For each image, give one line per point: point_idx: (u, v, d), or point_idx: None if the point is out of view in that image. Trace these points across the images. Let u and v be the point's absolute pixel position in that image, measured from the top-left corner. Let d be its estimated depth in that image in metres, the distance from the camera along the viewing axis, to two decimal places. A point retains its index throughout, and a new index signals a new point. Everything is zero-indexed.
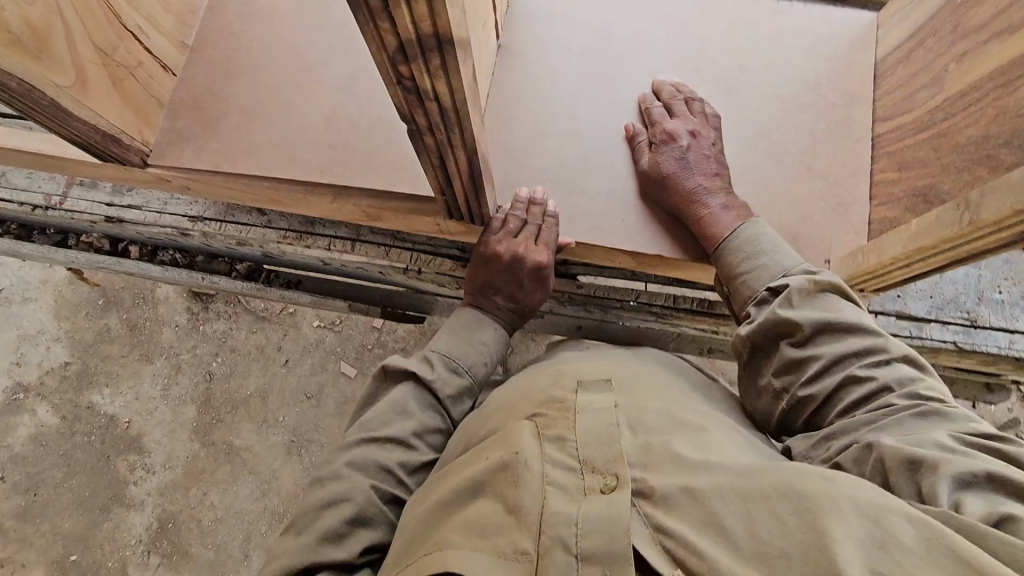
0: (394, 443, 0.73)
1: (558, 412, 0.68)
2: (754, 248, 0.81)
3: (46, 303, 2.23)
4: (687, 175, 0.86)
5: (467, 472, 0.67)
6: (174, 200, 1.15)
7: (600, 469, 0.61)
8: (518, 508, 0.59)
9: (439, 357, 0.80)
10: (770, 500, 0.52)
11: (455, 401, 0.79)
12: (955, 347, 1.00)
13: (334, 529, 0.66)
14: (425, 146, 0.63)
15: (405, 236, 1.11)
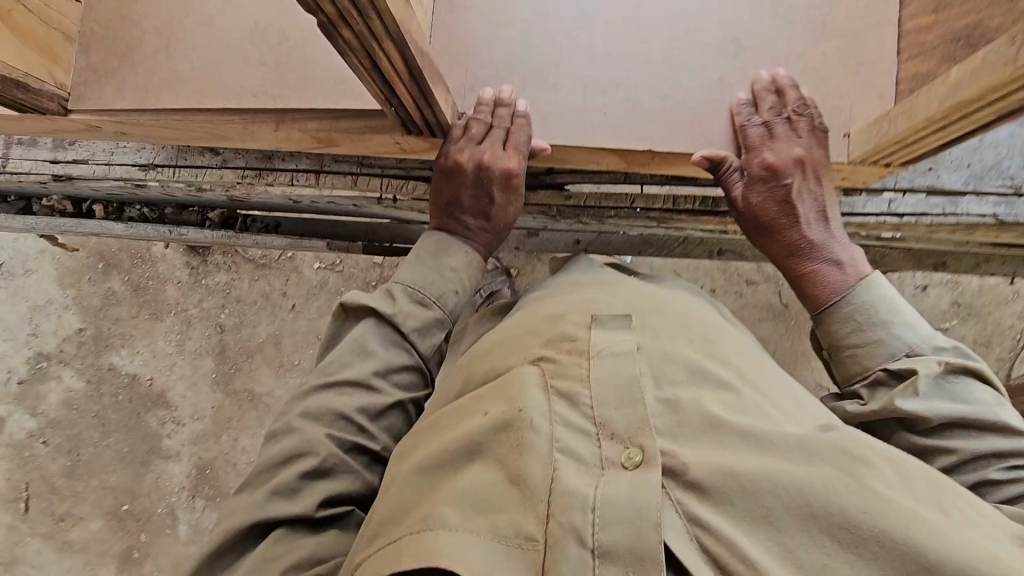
0: (353, 386, 0.66)
1: (565, 357, 0.58)
2: (873, 318, 0.72)
3: (49, 272, 2.24)
4: (790, 224, 0.78)
5: (457, 432, 0.56)
6: (121, 149, 1.05)
7: (621, 437, 0.51)
8: (521, 477, 0.50)
9: (400, 287, 0.72)
10: (811, 465, 0.50)
11: (421, 335, 0.71)
12: (995, 221, 0.89)
13: (284, 483, 0.60)
14: (346, 43, 0.52)
15: (373, 162, 1.01)
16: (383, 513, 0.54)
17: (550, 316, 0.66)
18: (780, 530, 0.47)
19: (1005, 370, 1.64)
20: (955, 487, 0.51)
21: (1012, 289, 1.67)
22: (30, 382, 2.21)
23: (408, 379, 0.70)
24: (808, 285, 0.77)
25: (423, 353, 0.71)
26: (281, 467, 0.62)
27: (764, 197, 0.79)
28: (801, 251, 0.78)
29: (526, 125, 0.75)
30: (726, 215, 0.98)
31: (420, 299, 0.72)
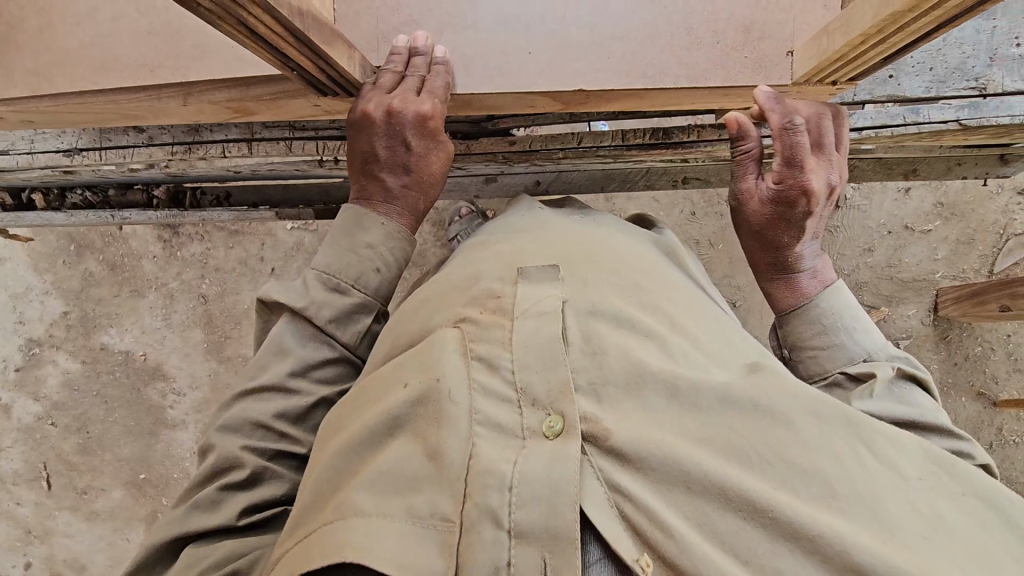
0: (272, 391, 0.63)
1: (488, 320, 0.55)
2: (831, 324, 0.74)
3: (22, 259, 2.22)
4: (794, 239, 0.74)
5: (377, 407, 0.54)
6: (39, 135, 0.99)
7: (543, 403, 0.50)
8: (437, 454, 0.48)
9: (313, 275, 0.66)
10: (733, 431, 0.49)
11: (341, 325, 0.65)
12: (958, 127, 0.85)
13: (205, 497, 0.59)
14: (209, 11, 0.47)
15: (305, 124, 0.95)
16: (304, 501, 0.53)
17: (476, 270, 0.63)
18: (699, 499, 0.46)
19: (986, 266, 1.63)
20: (880, 446, 0.50)
21: (997, 184, 1.63)
22: (26, 369, 2.24)
23: (333, 374, 0.66)
24: (787, 295, 0.77)
25: (348, 343, 0.66)
26: (203, 485, 0.60)
27: (772, 221, 0.73)
28: (786, 264, 0.77)
29: (443, 73, 0.67)
30: (679, 145, 0.92)
31: (335, 286, 0.66)
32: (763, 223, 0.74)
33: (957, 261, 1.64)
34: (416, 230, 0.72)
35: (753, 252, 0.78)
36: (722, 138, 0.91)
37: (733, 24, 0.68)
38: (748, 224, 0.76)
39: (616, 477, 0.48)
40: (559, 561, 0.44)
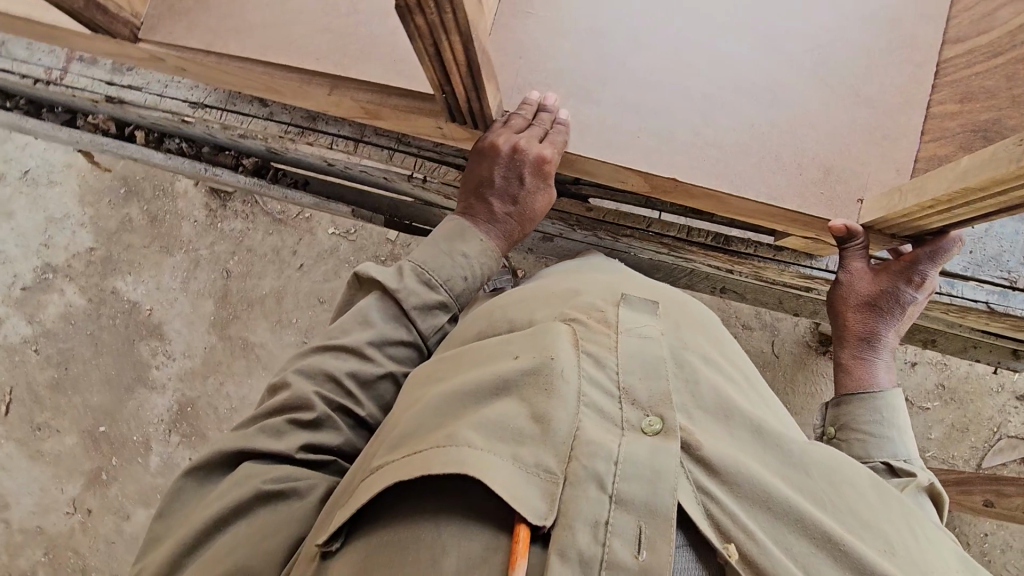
0: (349, 352, 0.67)
1: (598, 325, 0.57)
2: (885, 419, 0.78)
3: (71, 187, 2.35)
4: (891, 320, 0.81)
5: (485, 368, 0.55)
6: (174, 83, 1.09)
7: (642, 404, 0.51)
8: (543, 418, 0.49)
9: (410, 266, 0.72)
10: (806, 474, 0.52)
11: (423, 314, 0.71)
12: (987, 308, 0.93)
13: (274, 425, 0.62)
14: (418, 28, 0.57)
15: (411, 140, 1.04)
16: (401, 431, 0.52)
17: (575, 286, 0.66)
18: (779, 516, 0.48)
19: (975, 459, 1.67)
20: (928, 526, 0.54)
21: (997, 382, 1.70)
22: (32, 290, 2.32)
23: (404, 354, 0.70)
24: (859, 372, 0.82)
25: (423, 332, 0.71)
26: (269, 416, 0.64)
27: (894, 294, 0.79)
28: (871, 342, 0.82)
29: (563, 133, 0.76)
30: (736, 254, 1.00)
31: (427, 280, 0.72)
32: (877, 294, 0.79)
33: (949, 446, 1.68)
34: (507, 253, 0.80)
35: (850, 317, 0.82)
36: (775, 258, 0.99)
37: (816, 163, 0.78)
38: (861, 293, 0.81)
39: (704, 481, 0.49)
40: (653, 537, 0.44)
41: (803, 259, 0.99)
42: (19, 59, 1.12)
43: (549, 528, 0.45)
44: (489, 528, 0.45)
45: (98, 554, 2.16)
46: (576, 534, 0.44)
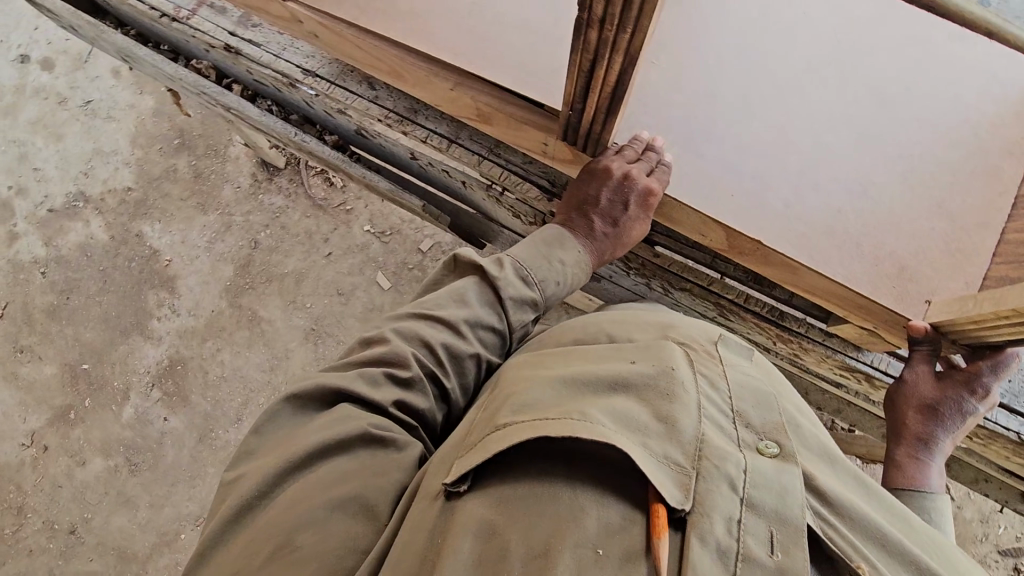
0: (445, 324, 0.76)
1: (705, 354, 0.66)
2: (933, 519, 0.80)
3: (127, 127, 2.39)
4: (949, 425, 0.82)
5: (608, 365, 0.63)
6: (293, 49, 1.14)
7: (757, 428, 0.59)
8: (670, 420, 0.57)
9: (510, 261, 0.82)
10: (902, 522, 0.59)
11: (515, 306, 0.80)
12: (1016, 438, 0.97)
13: (373, 374, 0.73)
14: (586, 42, 0.62)
15: (502, 153, 1.08)
16: (530, 400, 0.59)
17: (671, 320, 0.72)
18: (897, 556, 0.54)
19: None
20: None
21: None
22: (57, 214, 2.31)
23: (490, 340, 0.79)
24: (911, 470, 0.83)
25: (511, 323, 0.80)
26: (366, 364, 0.74)
27: (954, 400, 0.81)
28: (926, 443, 0.83)
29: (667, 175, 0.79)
30: (788, 333, 1.03)
31: (525, 276, 0.81)
32: (937, 396, 0.81)
33: None
34: (594, 269, 0.87)
35: (909, 418, 0.83)
36: (824, 343, 1.01)
37: (891, 259, 0.83)
38: (921, 393, 0.83)
39: (821, 509, 0.56)
40: (787, 543, 0.51)
41: (849, 349, 1.01)
42: None
43: (684, 513, 0.52)
44: (625, 502, 0.53)
45: (41, 494, 2.06)
46: (713, 523, 0.51)
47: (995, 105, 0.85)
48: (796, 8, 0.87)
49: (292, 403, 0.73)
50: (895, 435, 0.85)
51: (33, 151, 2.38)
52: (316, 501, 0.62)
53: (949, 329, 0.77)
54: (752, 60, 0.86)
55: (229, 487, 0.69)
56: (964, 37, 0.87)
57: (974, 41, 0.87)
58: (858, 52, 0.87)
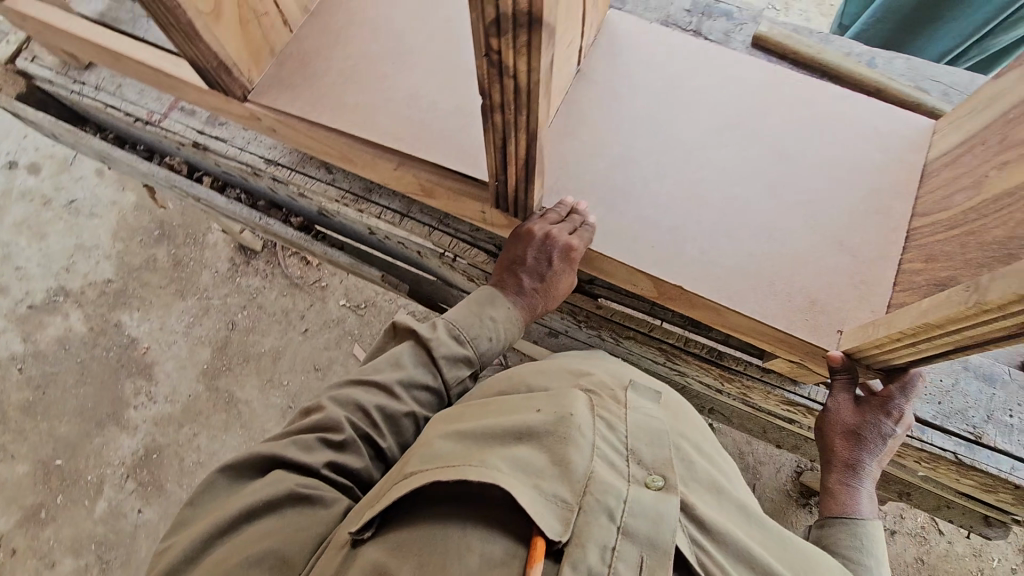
0: (379, 388, 0.82)
1: (609, 399, 0.69)
2: (865, 546, 0.85)
3: (109, 222, 2.48)
4: (873, 451, 0.87)
5: (515, 415, 0.67)
6: (255, 142, 1.24)
7: (647, 464, 0.62)
8: (564, 462, 0.61)
9: (443, 323, 0.88)
10: (787, 551, 0.62)
11: (448, 365, 0.86)
12: (954, 458, 1.00)
13: (306, 440, 0.76)
14: (493, 123, 0.71)
15: (451, 222, 1.17)
16: (440, 451, 0.63)
17: (584, 367, 0.77)
18: None
19: None
20: None
21: None
22: (37, 309, 2.36)
23: (426, 398, 0.85)
24: (843, 498, 0.88)
25: (447, 380, 0.86)
26: (304, 432, 0.78)
27: (873, 426, 0.86)
28: (854, 470, 0.88)
29: (591, 233, 0.87)
30: (729, 371, 1.08)
31: (457, 335, 0.88)
32: (857, 424, 0.86)
33: None
34: (527, 324, 0.94)
35: (836, 444, 0.88)
36: (763, 378, 1.07)
37: (804, 294, 0.89)
38: (844, 422, 0.88)
39: (699, 536, 0.59)
40: (655, 568, 0.55)
41: (787, 384, 1.06)
42: (128, 100, 1.29)
43: (562, 545, 0.55)
44: (511, 538, 0.57)
45: None
46: (587, 553, 0.55)
47: (882, 151, 0.98)
48: (702, 86, 1.03)
49: (228, 474, 0.76)
50: (827, 464, 0.90)
51: (15, 251, 2.44)
52: (231, 559, 0.66)
53: (856, 354, 0.82)
54: (667, 128, 1.00)
55: (161, 556, 0.71)
56: (841, 99, 1.02)
57: (856, 102, 1.02)
58: (753, 119, 1.01)
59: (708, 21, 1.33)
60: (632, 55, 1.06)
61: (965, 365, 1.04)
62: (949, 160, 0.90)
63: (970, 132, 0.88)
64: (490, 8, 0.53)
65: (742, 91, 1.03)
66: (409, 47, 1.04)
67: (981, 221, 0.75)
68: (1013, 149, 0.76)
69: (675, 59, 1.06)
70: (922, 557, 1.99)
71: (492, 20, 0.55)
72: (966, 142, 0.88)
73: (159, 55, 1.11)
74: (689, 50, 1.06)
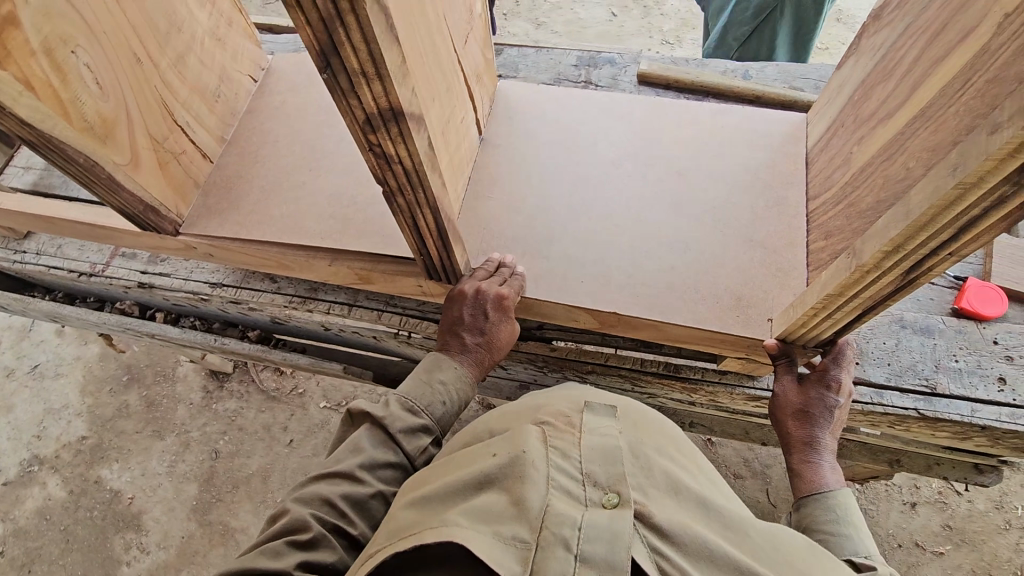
0: (343, 477, 0.85)
1: (564, 427, 0.72)
2: (839, 516, 0.88)
3: (75, 378, 2.46)
4: (825, 424, 0.91)
5: (474, 466, 0.70)
6: (198, 269, 1.29)
7: (602, 484, 0.65)
8: (520, 502, 0.63)
9: (396, 398, 0.93)
10: (749, 540, 0.64)
11: (408, 438, 0.91)
12: (917, 414, 1.03)
13: (273, 547, 0.77)
14: (399, 205, 0.76)
15: (398, 302, 1.21)
16: (408, 520, 0.66)
17: (537, 403, 0.80)
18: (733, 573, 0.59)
19: None
20: None
21: None
22: (12, 485, 2.28)
23: (390, 476, 0.88)
24: (810, 476, 0.92)
25: (408, 452, 0.90)
26: (273, 539, 0.79)
27: (817, 401, 0.90)
28: (813, 447, 0.92)
29: (520, 281, 0.93)
30: (689, 381, 1.12)
31: (411, 407, 0.93)
32: (803, 402, 0.91)
33: None
34: (478, 380, 1.00)
35: (790, 426, 0.93)
36: (721, 381, 1.10)
37: (727, 292, 0.95)
38: (792, 403, 0.92)
39: (660, 544, 0.61)
40: None
41: (746, 380, 1.10)
42: (70, 257, 1.34)
43: None
44: None
45: None
46: None
47: (766, 150, 1.07)
48: (594, 129, 1.13)
49: None
50: (787, 447, 0.94)
51: None
52: None
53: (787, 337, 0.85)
54: (571, 171, 1.08)
55: None
56: (720, 113, 1.13)
57: (733, 113, 1.13)
58: (646, 147, 1.10)
59: (595, 70, 1.46)
60: (527, 116, 1.16)
61: (900, 323, 1.09)
62: (823, 144, 0.99)
63: (832, 117, 0.97)
64: (358, 110, 0.60)
65: (631, 126, 1.13)
66: (323, 153, 1.12)
67: (855, 191, 0.82)
68: (864, 126, 0.85)
69: (565, 112, 1.16)
70: (948, 524, 1.97)
71: (364, 120, 0.61)
72: (831, 126, 0.97)
73: (89, 211, 1.16)
74: (577, 101, 1.17)
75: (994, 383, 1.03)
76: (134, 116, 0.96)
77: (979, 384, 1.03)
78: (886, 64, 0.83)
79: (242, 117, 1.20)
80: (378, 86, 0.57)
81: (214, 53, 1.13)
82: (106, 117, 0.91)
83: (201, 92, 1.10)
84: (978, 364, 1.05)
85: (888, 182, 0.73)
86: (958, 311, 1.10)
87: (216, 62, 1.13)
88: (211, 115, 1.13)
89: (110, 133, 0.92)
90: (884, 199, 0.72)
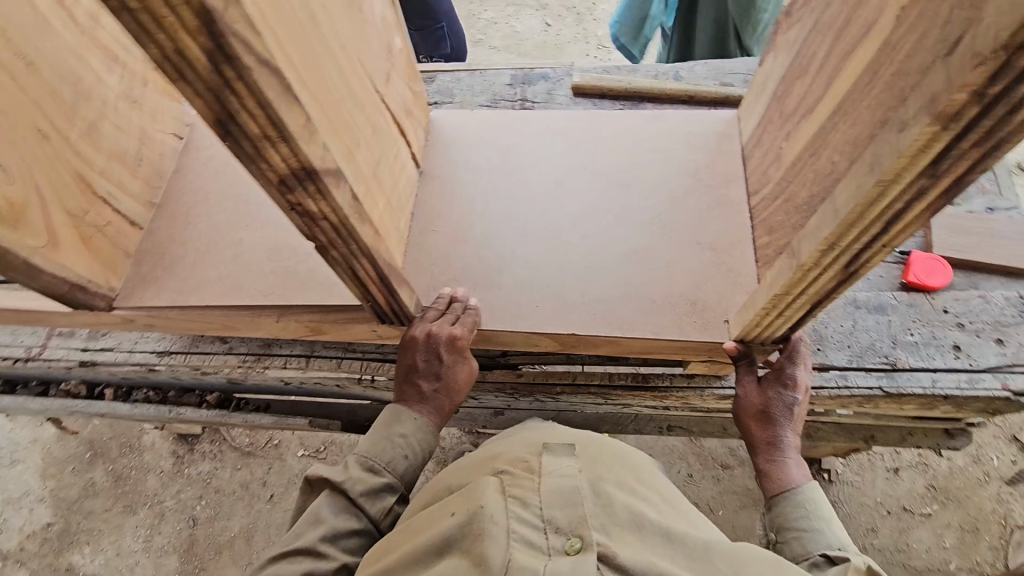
0: (304, 552, 0.82)
1: (523, 473, 0.70)
2: (808, 511, 0.90)
3: (33, 462, 2.31)
4: (786, 423, 0.92)
5: (434, 529, 0.67)
6: (143, 339, 1.23)
7: (564, 530, 0.63)
8: (483, 561, 0.60)
9: (355, 459, 0.93)
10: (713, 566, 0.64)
11: (370, 500, 0.90)
12: (883, 392, 1.05)
13: None
14: (334, 259, 0.74)
15: (357, 347, 1.18)
16: None
17: (494, 453, 0.78)
18: None
19: None
20: None
21: None
22: None
23: (355, 543, 0.87)
24: (776, 476, 0.92)
25: (371, 517, 0.89)
26: None
27: (776, 401, 0.91)
28: (778, 447, 0.92)
29: (474, 317, 0.91)
30: (658, 390, 1.12)
31: (370, 467, 0.92)
32: (762, 403, 0.91)
33: None
34: (441, 426, 0.98)
35: (753, 428, 0.93)
36: (690, 384, 1.10)
37: (682, 298, 0.94)
38: (752, 405, 0.92)
39: None
40: None
41: (714, 380, 1.09)
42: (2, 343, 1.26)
43: None
44: None
45: None
46: None
47: (703, 150, 1.08)
48: (532, 149, 1.12)
49: None
50: (752, 448, 0.95)
51: None
52: None
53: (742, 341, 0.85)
54: (514, 195, 1.07)
55: None
56: (654, 118, 1.14)
57: (667, 117, 1.13)
58: (585, 161, 1.09)
59: (529, 87, 1.46)
60: (464, 143, 1.15)
61: (855, 304, 1.10)
62: (756, 139, 1.00)
63: (760, 113, 0.98)
64: (270, 173, 0.57)
65: (569, 142, 1.12)
66: (258, 205, 1.08)
67: (789, 187, 0.83)
68: (790, 122, 0.86)
69: (502, 134, 1.15)
70: (932, 483, 2.01)
71: (278, 181, 0.58)
72: (761, 121, 0.98)
73: (15, 295, 1.10)
74: (513, 122, 1.16)
75: (949, 352, 1.06)
76: (46, 194, 0.91)
77: (936, 355, 1.05)
78: (802, 60, 0.84)
79: (169, 178, 1.16)
80: (285, 149, 0.55)
81: (131, 116, 1.08)
82: (14, 200, 0.86)
83: (121, 157, 1.05)
84: (932, 335, 1.07)
85: (818, 177, 0.74)
86: (907, 285, 1.12)
87: (133, 124, 1.09)
88: (135, 180, 1.09)
89: (21, 216, 0.87)
90: (817, 193, 0.73)
